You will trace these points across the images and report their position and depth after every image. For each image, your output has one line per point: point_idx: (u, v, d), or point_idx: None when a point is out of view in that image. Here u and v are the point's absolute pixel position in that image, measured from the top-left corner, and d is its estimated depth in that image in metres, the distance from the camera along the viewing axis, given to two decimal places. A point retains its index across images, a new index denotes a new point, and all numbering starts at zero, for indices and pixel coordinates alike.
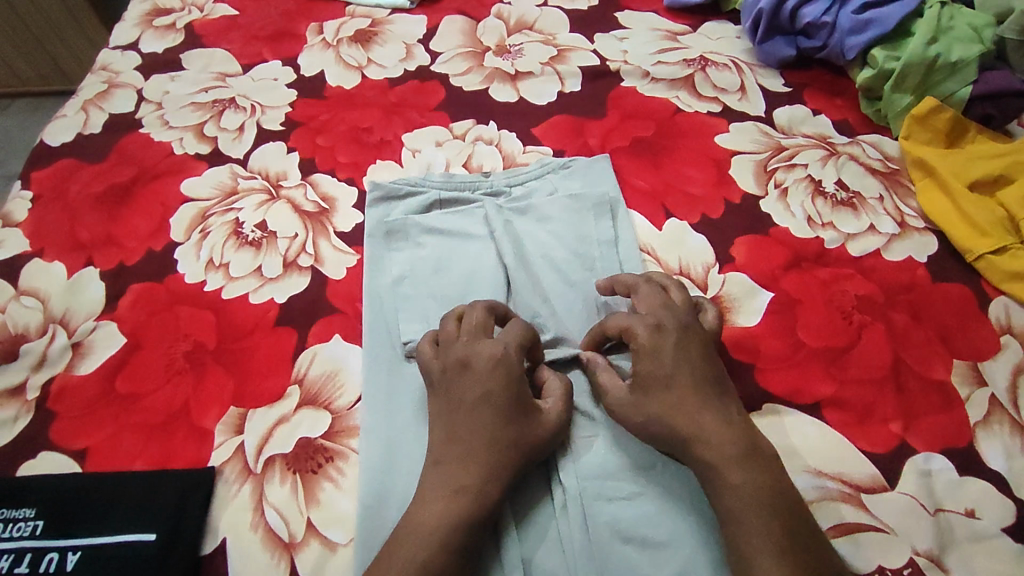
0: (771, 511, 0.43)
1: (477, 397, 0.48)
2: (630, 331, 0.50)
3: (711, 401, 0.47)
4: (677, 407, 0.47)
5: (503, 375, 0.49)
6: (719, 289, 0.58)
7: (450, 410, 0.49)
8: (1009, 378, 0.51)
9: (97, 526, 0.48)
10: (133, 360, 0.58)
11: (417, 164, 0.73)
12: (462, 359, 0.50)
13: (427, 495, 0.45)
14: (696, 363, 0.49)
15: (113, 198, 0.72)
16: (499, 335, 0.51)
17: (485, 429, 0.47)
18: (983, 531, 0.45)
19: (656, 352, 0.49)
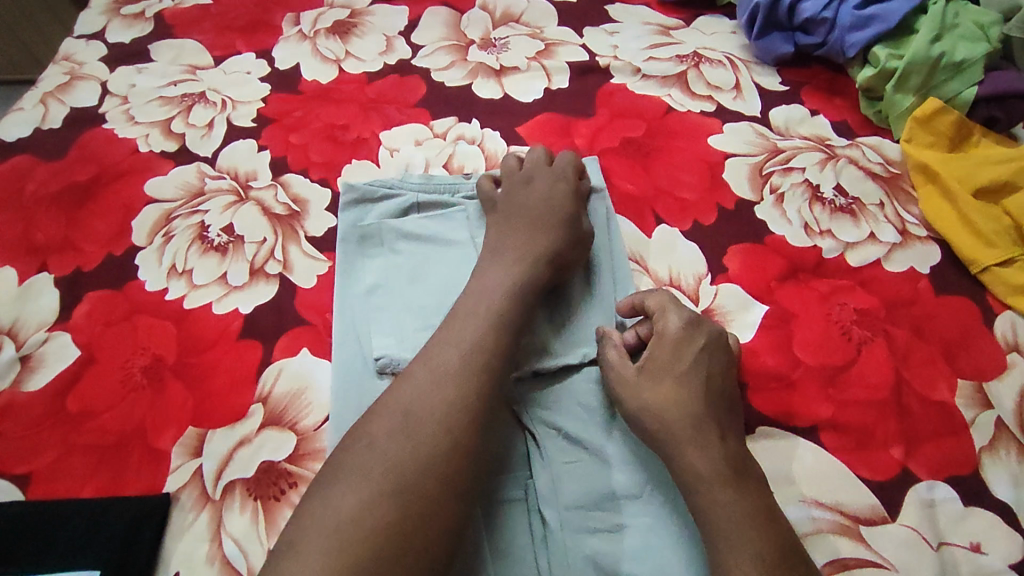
0: (769, 544, 0.40)
1: (539, 197, 0.57)
2: (661, 315, 0.49)
3: (721, 415, 0.45)
4: (677, 412, 0.44)
5: (561, 190, 0.58)
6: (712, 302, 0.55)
7: (511, 208, 0.57)
8: (1016, 400, 0.48)
9: (34, 564, 0.45)
10: (85, 376, 0.55)
11: (395, 165, 0.69)
12: (527, 177, 0.59)
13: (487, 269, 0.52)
14: (716, 371, 0.47)
15: (71, 198, 0.68)
16: (555, 163, 0.61)
17: (543, 220, 0.55)
18: (988, 567, 0.42)
19: (676, 350, 0.47)
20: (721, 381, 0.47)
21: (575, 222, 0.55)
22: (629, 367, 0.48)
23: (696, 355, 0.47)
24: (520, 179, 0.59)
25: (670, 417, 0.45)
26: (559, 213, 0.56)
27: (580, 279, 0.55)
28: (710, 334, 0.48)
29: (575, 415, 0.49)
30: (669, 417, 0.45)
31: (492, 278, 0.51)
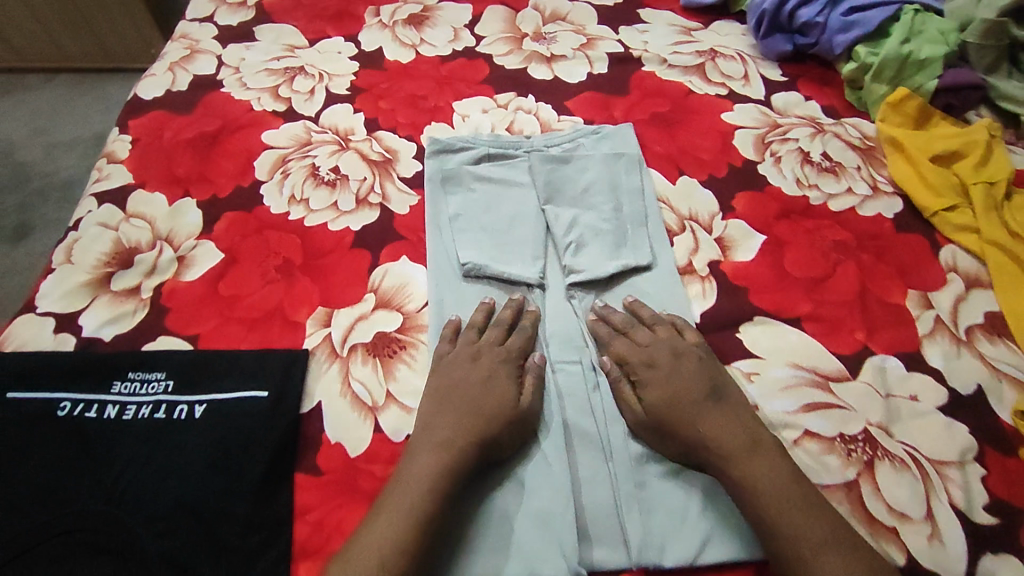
0: (749, 493, 0.51)
1: (481, 378, 0.59)
2: (646, 346, 0.60)
3: (694, 417, 0.55)
4: (688, 408, 0.56)
5: (502, 368, 0.60)
6: (677, 317, 0.63)
7: (447, 389, 0.58)
8: (952, 303, 0.64)
9: (219, 386, 0.60)
10: (232, 271, 0.70)
11: (467, 127, 0.85)
12: (473, 354, 0.60)
13: (414, 455, 0.54)
14: (685, 382, 0.57)
15: (203, 143, 0.84)
16: (507, 343, 0.62)
17: (482, 403, 0.57)
18: (922, 410, 0.57)
19: (652, 380, 0.58)
20: (692, 389, 0.57)
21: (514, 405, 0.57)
22: (625, 396, 0.58)
23: (662, 369, 0.58)
24: (467, 355, 0.60)
25: (684, 412, 0.55)
26: (494, 395, 0.57)
27: (625, 219, 0.71)
28: (682, 350, 0.59)
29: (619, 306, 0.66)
30: (682, 414, 0.55)
31: (423, 452, 0.54)
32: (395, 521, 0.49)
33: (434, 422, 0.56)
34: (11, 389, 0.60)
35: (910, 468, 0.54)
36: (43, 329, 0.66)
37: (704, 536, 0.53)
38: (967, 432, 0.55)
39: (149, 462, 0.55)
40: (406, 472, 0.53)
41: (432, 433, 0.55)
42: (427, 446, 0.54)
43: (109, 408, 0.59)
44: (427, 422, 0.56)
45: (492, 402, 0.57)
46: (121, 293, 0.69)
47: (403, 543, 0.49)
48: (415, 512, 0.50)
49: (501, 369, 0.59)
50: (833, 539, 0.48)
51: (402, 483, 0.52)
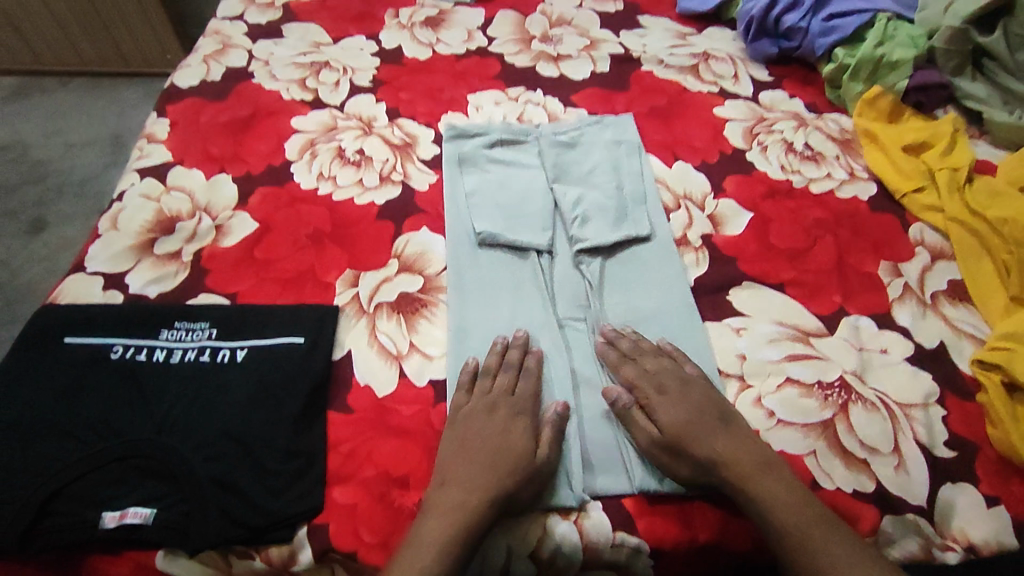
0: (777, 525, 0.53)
1: (497, 430, 0.59)
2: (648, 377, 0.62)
3: (705, 440, 0.57)
4: (704, 447, 0.57)
5: (514, 416, 0.60)
6: (670, 346, 0.65)
7: (464, 441, 0.59)
8: (919, 273, 0.71)
9: (259, 333, 0.66)
10: (266, 238, 0.77)
11: (481, 117, 0.92)
12: (488, 406, 0.61)
13: (433, 510, 0.54)
14: (695, 407, 0.60)
15: (236, 127, 0.91)
16: (517, 390, 0.62)
17: (499, 454, 0.57)
18: (891, 361, 0.64)
19: (663, 406, 0.60)
20: (697, 415, 0.59)
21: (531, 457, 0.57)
22: (637, 421, 0.60)
23: (673, 394, 0.60)
24: (482, 407, 0.61)
25: (704, 451, 0.57)
26: (510, 444, 0.58)
27: (627, 197, 0.78)
28: (688, 383, 0.61)
29: (621, 273, 0.72)
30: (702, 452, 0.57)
31: (443, 503, 0.54)
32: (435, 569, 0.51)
33: (452, 473, 0.56)
34: (67, 334, 0.65)
35: (880, 410, 0.60)
36: (93, 287, 0.72)
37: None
38: (930, 379, 0.62)
39: (197, 399, 0.61)
40: (422, 527, 0.53)
41: (449, 484, 0.56)
42: (451, 496, 0.55)
43: (158, 352, 0.65)
44: (445, 475, 0.56)
45: (509, 451, 0.57)
46: (163, 257, 0.75)
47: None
48: (439, 564, 0.51)
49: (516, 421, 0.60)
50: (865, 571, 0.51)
51: (428, 530, 0.53)
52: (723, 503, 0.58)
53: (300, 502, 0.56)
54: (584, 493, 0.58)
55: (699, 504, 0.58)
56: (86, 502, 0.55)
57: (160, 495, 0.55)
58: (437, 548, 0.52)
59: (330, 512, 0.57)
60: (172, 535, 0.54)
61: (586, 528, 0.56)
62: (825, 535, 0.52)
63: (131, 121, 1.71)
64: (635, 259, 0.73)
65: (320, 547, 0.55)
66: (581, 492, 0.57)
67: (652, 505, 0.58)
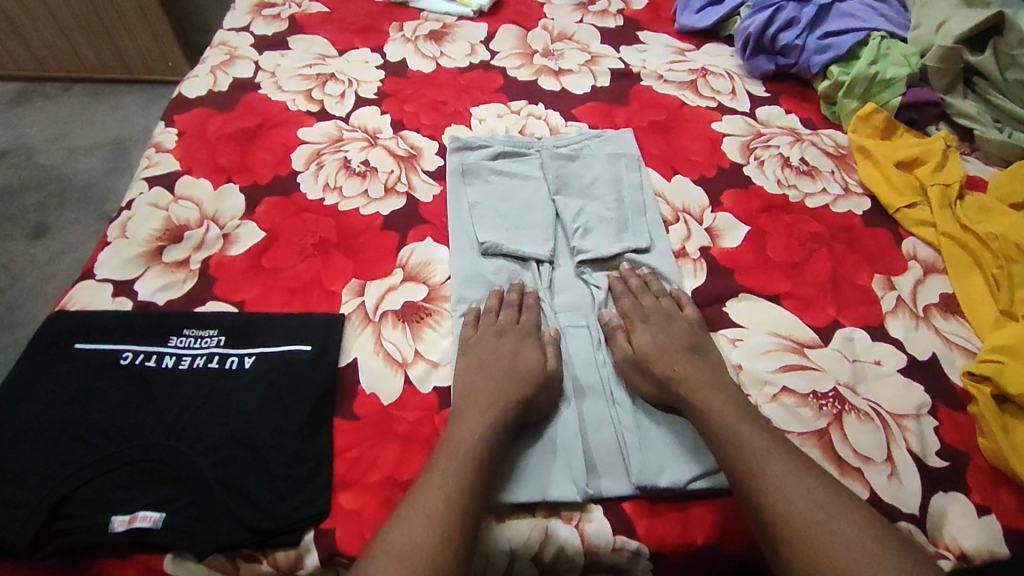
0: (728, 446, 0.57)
1: (508, 355, 0.65)
2: (641, 310, 0.69)
3: (688, 364, 0.64)
4: (690, 370, 0.63)
5: (518, 340, 0.67)
6: (682, 295, 0.71)
7: (475, 365, 0.65)
8: (912, 286, 0.73)
9: (266, 341, 0.67)
10: (273, 247, 0.78)
11: (484, 129, 0.94)
12: (497, 330, 0.68)
13: (452, 432, 0.59)
14: (675, 336, 0.67)
15: (244, 137, 0.92)
16: (522, 320, 0.69)
17: (508, 375, 0.63)
18: (885, 372, 0.65)
19: (651, 327, 0.67)
20: (679, 342, 0.66)
21: (540, 374, 0.63)
22: (618, 341, 0.67)
23: (654, 324, 0.67)
24: (493, 331, 0.68)
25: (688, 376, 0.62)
26: (517, 366, 0.64)
27: (628, 209, 0.79)
28: (675, 316, 0.68)
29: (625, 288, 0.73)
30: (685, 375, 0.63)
31: (463, 423, 0.59)
32: (439, 484, 0.55)
33: (465, 402, 0.61)
34: (77, 340, 0.66)
35: (874, 420, 0.62)
36: (102, 294, 0.73)
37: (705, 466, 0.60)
38: (922, 390, 0.64)
39: (205, 404, 0.62)
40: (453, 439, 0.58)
41: (464, 408, 0.61)
42: (470, 411, 0.60)
43: (166, 358, 0.66)
44: (469, 388, 0.63)
45: (519, 371, 0.63)
46: (171, 265, 0.76)
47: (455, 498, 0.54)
48: (457, 485, 0.55)
49: (522, 346, 0.66)
50: (821, 495, 0.53)
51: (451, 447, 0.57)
52: (724, 507, 0.59)
53: (306, 507, 0.57)
54: (587, 492, 0.59)
55: (699, 509, 0.59)
56: (97, 505, 0.56)
57: (170, 499, 0.56)
58: (451, 466, 0.56)
59: (336, 518, 0.58)
60: (180, 538, 0.55)
61: (588, 533, 0.57)
62: (784, 463, 0.55)
63: (133, 126, 1.72)
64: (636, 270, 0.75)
65: (325, 552, 0.56)
66: (584, 488, 0.58)
67: (652, 507, 0.59)
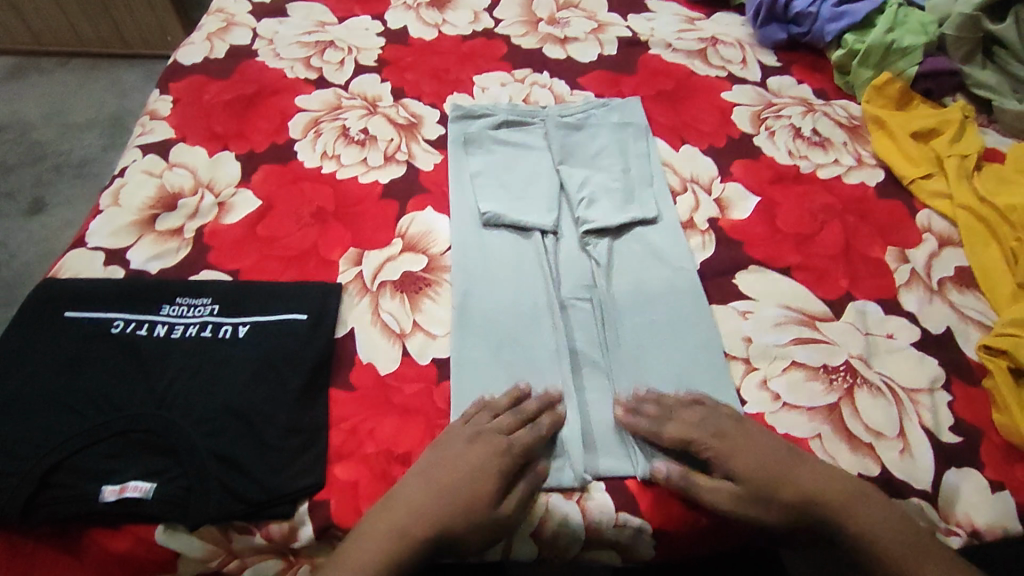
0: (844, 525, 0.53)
1: (471, 468, 0.54)
2: (694, 432, 0.57)
3: (792, 480, 0.54)
4: (791, 496, 0.53)
5: (487, 455, 0.55)
6: (702, 399, 0.59)
7: (439, 478, 0.54)
8: (926, 259, 0.71)
9: (262, 310, 0.66)
10: (269, 215, 0.76)
11: (486, 98, 0.91)
12: (473, 437, 0.56)
13: (360, 533, 0.52)
14: (760, 449, 0.56)
15: (240, 105, 0.90)
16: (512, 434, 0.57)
17: (456, 491, 0.54)
18: (898, 346, 0.63)
19: (723, 461, 0.55)
20: (771, 447, 0.56)
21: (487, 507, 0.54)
22: (705, 485, 0.55)
23: (731, 444, 0.56)
24: (464, 441, 0.56)
25: (797, 497, 0.53)
26: (467, 488, 0.54)
27: (635, 180, 0.77)
28: (733, 425, 0.57)
29: (631, 260, 0.71)
30: (796, 497, 0.53)
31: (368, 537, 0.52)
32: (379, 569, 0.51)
33: (388, 509, 0.53)
34: (67, 308, 0.65)
35: (886, 395, 0.60)
36: (94, 262, 0.72)
37: None
38: (936, 365, 0.62)
39: (198, 373, 0.60)
40: (377, 522, 0.53)
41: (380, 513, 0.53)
42: (399, 514, 0.53)
43: (159, 327, 0.64)
44: (413, 504, 0.53)
45: (470, 492, 0.54)
46: (164, 233, 0.75)
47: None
48: None
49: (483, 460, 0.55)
50: None
51: (374, 533, 0.52)
52: None
53: (301, 478, 0.56)
54: (586, 473, 0.57)
55: None
56: (86, 475, 0.54)
57: (161, 469, 0.55)
58: (377, 559, 0.51)
59: (332, 488, 0.57)
60: (172, 509, 0.54)
61: (589, 510, 0.56)
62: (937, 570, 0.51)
63: (130, 101, 1.69)
64: (641, 241, 0.72)
65: (320, 524, 0.55)
66: (582, 471, 0.57)
67: (655, 486, 0.57)
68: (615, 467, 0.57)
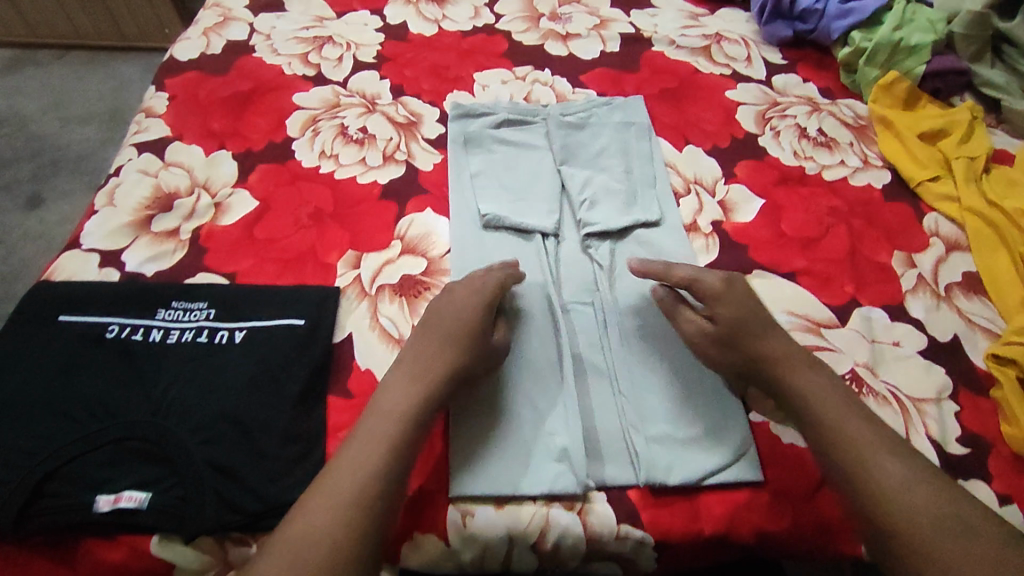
0: (842, 435, 0.52)
1: (467, 311, 0.59)
2: (700, 289, 0.62)
3: (788, 362, 0.57)
4: (787, 364, 0.57)
5: (479, 304, 0.60)
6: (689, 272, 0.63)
7: (437, 318, 0.59)
8: (933, 264, 0.70)
9: (259, 314, 0.65)
10: (266, 217, 0.75)
11: (487, 96, 0.89)
12: (460, 287, 0.61)
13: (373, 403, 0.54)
14: (755, 310, 0.60)
15: (237, 102, 0.88)
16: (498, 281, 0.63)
17: (450, 346, 0.57)
18: (904, 354, 0.63)
19: (718, 304, 0.60)
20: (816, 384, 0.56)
21: (484, 339, 0.59)
22: (692, 320, 0.61)
23: (724, 300, 0.60)
24: (451, 292, 0.61)
25: (796, 384, 0.56)
26: (465, 327, 0.58)
27: (637, 181, 0.76)
28: (736, 286, 0.61)
29: None
30: (795, 384, 0.56)
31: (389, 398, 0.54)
32: (362, 467, 0.50)
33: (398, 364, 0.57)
34: (62, 312, 0.64)
35: (892, 404, 0.59)
36: (88, 264, 0.71)
37: (715, 462, 0.57)
38: (943, 374, 0.61)
39: (194, 380, 0.59)
40: (368, 420, 0.52)
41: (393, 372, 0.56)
42: (405, 380, 0.55)
43: (154, 332, 0.63)
44: (421, 356, 0.57)
45: (471, 337, 0.58)
46: (160, 235, 0.73)
47: (369, 489, 0.49)
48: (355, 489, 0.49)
49: (474, 307, 0.59)
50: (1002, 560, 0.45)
51: (364, 437, 0.51)
52: (734, 499, 0.57)
53: (299, 488, 0.55)
54: (589, 483, 0.56)
55: (708, 498, 0.57)
56: (81, 484, 0.54)
57: (157, 479, 0.54)
58: (362, 462, 0.50)
59: None
60: (168, 519, 0.53)
61: (590, 522, 0.55)
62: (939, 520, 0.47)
63: (127, 94, 1.67)
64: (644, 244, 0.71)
65: None
66: (585, 481, 0.56)
67: (659, 498, 0.57)
68: (619, 478, 0.57)
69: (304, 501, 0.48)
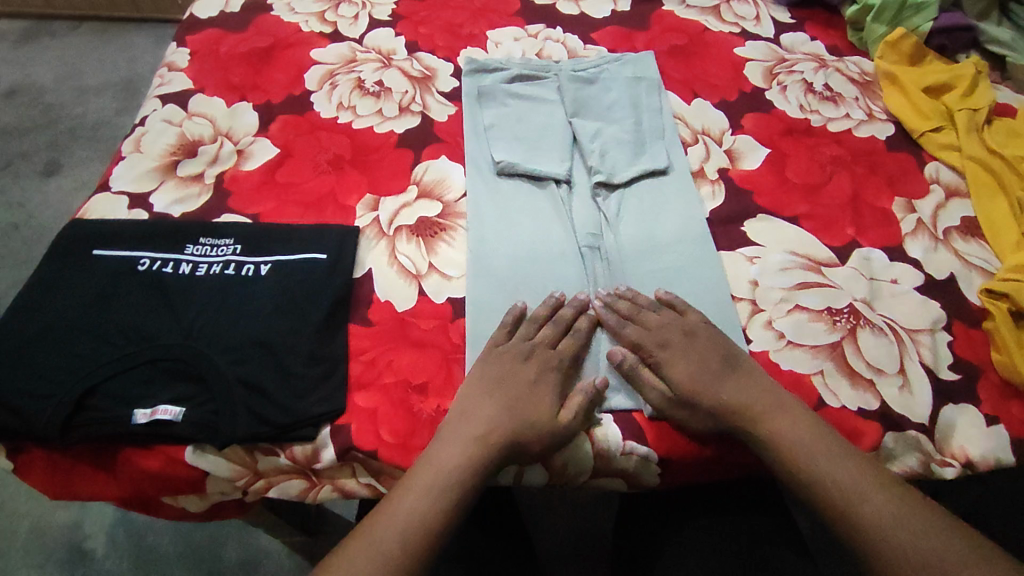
0: (832, 482, 0.53)
1: (532, 379, 0.60)
2: (665, 339, 0.61)
3: (781, 418, 0.56)
4: (783, 426, 0.56)
5: (536, 368, 0.60)
6: (675, 298, 0.64)
7: (489, 377, 0.59)
8: (933, 209, 0.72)
9: (284, 250, 0.68)
10: (288, 162, 0.78)
11: (500, 52, 0.91)
12: (526, 352, 0.61)
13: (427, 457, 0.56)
14: (701, 357, 0.60)
15: (256, 57, 0.91)
16: (559, 346, 0.62)
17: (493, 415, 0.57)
18: (902, 291, 0.65)
19: (679, 362, 0.60)
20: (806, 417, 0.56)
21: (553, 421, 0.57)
22: (646, 377, 0.60)
23: (677, 348, 0.60)
24: (499, 353, 0.61)
25: (798, 435, 0.55)
26: (520, 394, 0.59)
27: (649, 134, 0.78)
28: (707, 338, 0.60)
29: (643, 210, 0.72)
30: (797, 435, 0.55)
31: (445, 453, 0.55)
32: (416, 510, 0.53)
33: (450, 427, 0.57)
34: (96, 246, 0.67)
35: (888, 335, 0.62)
36: (118, 205, 0.74)
37: None
38: (938, 308, 0.64)
39: (223, 308, 0.63)
40: (427, 462, 0.55)
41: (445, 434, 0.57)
42: (460, 431, 0.56)
43: (183, 265, 0.66)
44: (476, 406, 0.58)
45: (532, 405, 0.58)
46: (186, 179, 0.76)
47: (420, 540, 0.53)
48: (407, 542, 0.53)
49: (531, 373, 0.60)
50: None
51: (419, 477, 0.55)
52: None
53: (323, 404, 0.58)
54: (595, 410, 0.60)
55: None
56: (117, 399, 0.57)
57: (188, 395, 0.58)
58: (417, 506, 0.54)
59: (352, 414, 0.59)
60: (200, 431, 0.57)
61: (598, 437, 0.59)
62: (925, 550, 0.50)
63: (141, 64, 1.70)
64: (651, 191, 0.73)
65: (342, 446, 0.58)
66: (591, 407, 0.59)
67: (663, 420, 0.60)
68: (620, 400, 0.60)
69: (361, 530, 0.54)
